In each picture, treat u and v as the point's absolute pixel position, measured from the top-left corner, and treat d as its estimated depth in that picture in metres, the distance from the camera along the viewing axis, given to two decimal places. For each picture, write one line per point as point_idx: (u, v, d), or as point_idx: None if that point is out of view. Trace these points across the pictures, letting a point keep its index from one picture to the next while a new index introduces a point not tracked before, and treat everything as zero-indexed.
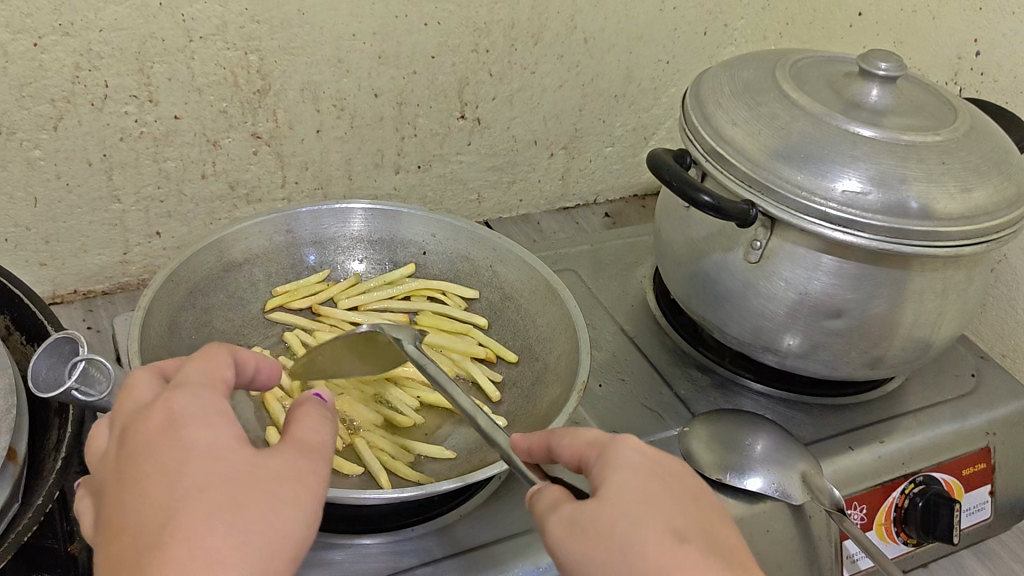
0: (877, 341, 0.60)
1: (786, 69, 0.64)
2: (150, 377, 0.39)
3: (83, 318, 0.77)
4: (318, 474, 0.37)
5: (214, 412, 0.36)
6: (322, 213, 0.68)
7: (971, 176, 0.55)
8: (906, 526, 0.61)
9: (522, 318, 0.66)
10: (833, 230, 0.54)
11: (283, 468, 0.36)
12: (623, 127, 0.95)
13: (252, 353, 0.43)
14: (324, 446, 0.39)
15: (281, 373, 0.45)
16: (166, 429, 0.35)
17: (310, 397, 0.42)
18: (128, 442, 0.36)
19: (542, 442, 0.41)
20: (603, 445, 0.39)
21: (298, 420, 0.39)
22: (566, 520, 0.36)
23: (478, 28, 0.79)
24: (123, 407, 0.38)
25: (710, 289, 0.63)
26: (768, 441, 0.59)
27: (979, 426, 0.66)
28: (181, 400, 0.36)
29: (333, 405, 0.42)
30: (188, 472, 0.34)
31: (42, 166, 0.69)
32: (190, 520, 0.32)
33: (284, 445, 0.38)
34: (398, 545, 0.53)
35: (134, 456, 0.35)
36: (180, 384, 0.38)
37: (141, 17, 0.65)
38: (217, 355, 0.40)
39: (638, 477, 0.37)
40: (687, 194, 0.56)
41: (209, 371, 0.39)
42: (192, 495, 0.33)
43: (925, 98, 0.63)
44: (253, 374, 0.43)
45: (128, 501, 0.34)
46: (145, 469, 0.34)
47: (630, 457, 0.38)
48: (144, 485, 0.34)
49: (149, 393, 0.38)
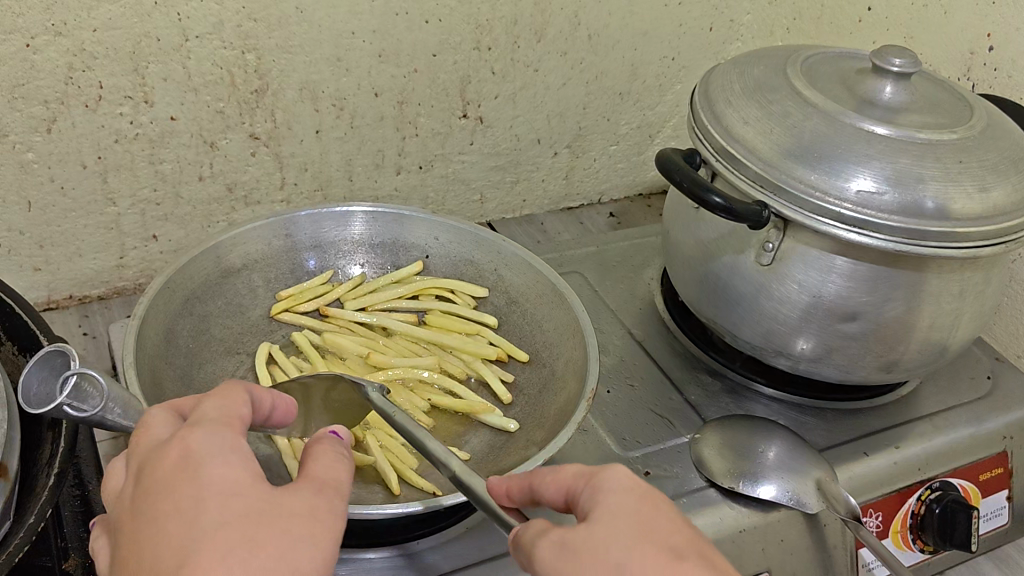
0: (892, 345, 0.58)
1: (797, 66, 0.63)
2: (166, 415, 0.38)
3: (79, 323, 0.75)
4: (336, 512, 0.35)
5: (230, 448, 0.35)
6: (321, 217, 0.67)
7: (990, 175, 0.54)
8: (922, 534, 0.60)
9: (528, 323, 0.65)
10: (848, 231, 0.53)
11: (302, 505, 0.35)
12: (627, 125, 0.93)
13: (269, 388, 0.42)
14: (342, 484, 0.37)
15: (296, 411, 0.44)
16: (183, 466, 0.34)
17: (326, 434, 0.40)
18: (144, 480, 0.34)
19: (524, 481, 0.39)
20: (590, 474, 0.37)
21: (315, 457, 0.38)
22: (555, 544, 0.34)
23: (480, 25, 0.77)
24: (138, 445, 0.36)
25: (721, 291, 0.62)
26: (783, 448, 0.58)
27: (996, 430, 0.64)
28: (198, 435, 0.35)
29: (351, 442, 0.41)
30: (204, 509, 0.32)
31: (36, 170, 0.67)
32: (206, 558, 0.31)
33: (302, 483, 0.36)
34: (403, 560, 0.51)
35: (151, 494, 0.34)
36: (196, 420, 0.36)
37: (135, 16, 0.63)
38: (235, 391, 0.39)
39: (628, 500, 0.35)
40: (698, 195, 0.54)
41: (226, 407, 0.38)
42: (209, 532, 0.32)
43: (941, 95, 0.61)
44: (270, 411, 0.42)
45: (143, 543, 0.32)
46: (161, 509, 0.33)
47: (618, 481, 0.36)
48: (159, 526, 0.33)
49: (166, 429, 0.37)
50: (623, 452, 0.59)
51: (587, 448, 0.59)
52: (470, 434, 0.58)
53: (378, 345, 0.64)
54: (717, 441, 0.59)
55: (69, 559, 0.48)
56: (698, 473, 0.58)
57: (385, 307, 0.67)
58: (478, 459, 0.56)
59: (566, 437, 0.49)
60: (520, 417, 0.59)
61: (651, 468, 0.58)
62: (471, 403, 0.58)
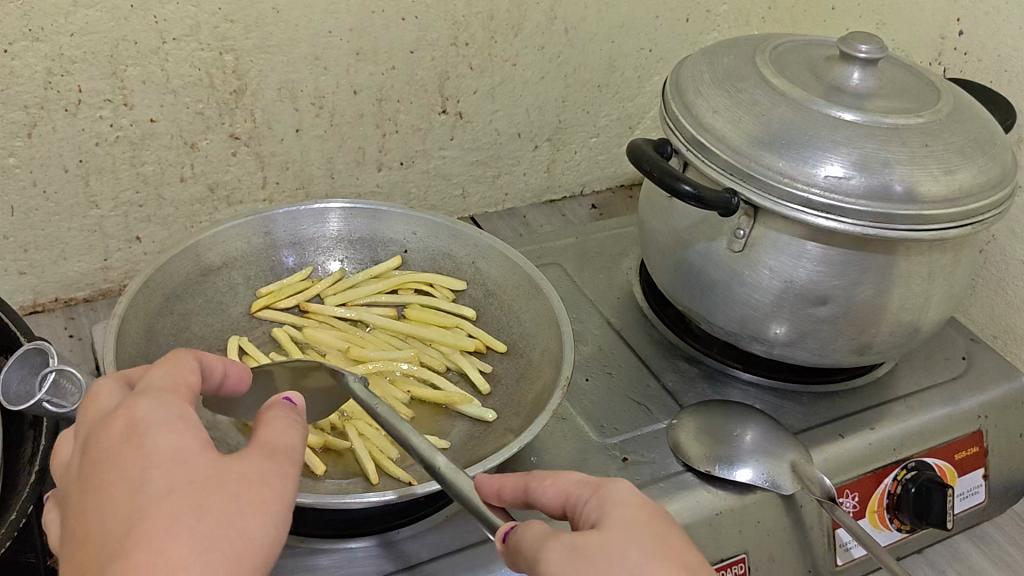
0: (864, 327, 0.59)
1: (765, 55, 0.63)
2: (114, 386, 0.38)
3: (65, 326, 0.76)
4: (286, 477, 0.36)
5: (177, 417, 0.36)
6: (299, 214, 0.68)
7: (955, 158, 0.55)
8: (898, 513, 0.61)
9: (505, 314, 0.65)
10: (817, 216, 0.53)
11: (251, 472, 0.35)
12: (607, 117, 0.94)
13: (220, 358, 0.42)
14: (293, 449, 0.38)
15: (248, 382, 0.45)
16: (128, 437, 0.35)
17: (280, 400, 0.41)
18: (92, 451, 0.35)
19: (519, 485, 0.39)
20: (595, 484, 0.38)
21: (265, 424, 0.38)
22: (566, 547, 0.34)
23: (457, 21, 0.78)
24: (86, 416, 0.37)
25: (695, 278, 0.62)
26: (758, 432, 0.59)
27: (971, 410, 0.65)
28: (143, 405, 0.36)
29: (304, 409, 0.41)
30: (151, 478, 0.33)
31: (17, 174, 0.68)
32: (153, 524, 0.32)
33: (251, 448, 0.37)
34: (385, 549, 0.52)
35: (98, 465, 0.34)
36: (143, 391, 0.37)
37: (113, 20, 0.64)
38: (183, 361, 0.40)
39: (638, 512, 0.36)
40: (669, 185, 0.55)
41: (173, 377, 0.38)
42: (157, 500, 0.32)
43: (906, 79, 0.62)
44: (222, 380, 0.42)
45: (92, 513, 0.33)
46: (109, 479, 0.34)
47: (626, 493, 0.37)
48: (108, 495, 0.33)
49: (114, 401, 0.37)
50: (602, 440, 0.60)
51: (566, 435, 0.60)
52: (448, 425, 0.59)
53: (358, 340, 0.64)
54: (693, 427, 0.60)
55: (53, 555, 0.49)
56: (675, 458, 0.59)
57: (365, 303, 0.68)
58: (458, 448, 0.56)
59: (541, 426, 0.50)
60: (499, 406, 0.60)
61: (630, 454, 0.59)
62: (449, 394, 0.59)
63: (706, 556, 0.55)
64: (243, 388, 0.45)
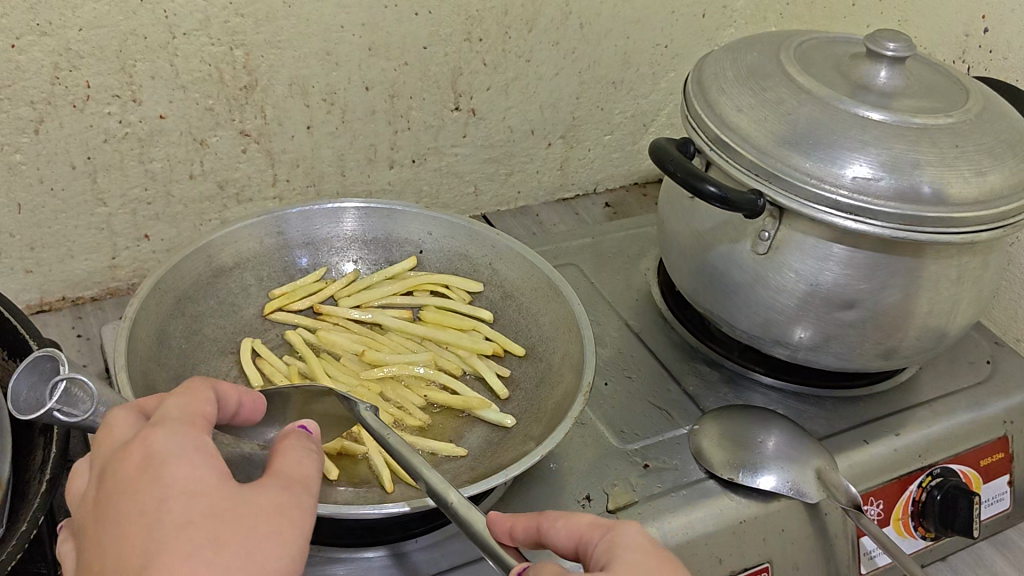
0: (891, 331, 0.58)
1: (790, 52, 0.62)
2: (129, 415, 0.37)
3: (72, 325, 0.74)
4: (304, 507, 0.35)
5: (194, 446, 0.35)
6: (313, 214, 0.66)
7: (986, 159, 0.53)
8: (923, 521, 0.60)
9: (522, 317, 0.64)
10: (845, 219, 0.52)
11: (269, 503, 0.34)
12: (621, 114, 0.92)
13: (234, 387, 0.41)
14: (310, 479, 0.37)
15: (263, 411, 0.43)
16: (144, 467, 0.33)
17: (294, 429, 0.40)
18: (107, 482, 0.34)
19: (530, 523, 0.37)
20: (606, 527, 0.37)
21: (281, 454, 0.37)
22: None
23: (471, 16, 0.77)
24: (100, 446, 0.36)
25: (717, 280, 0.61)
26: (782, 438, 0.58)
27: (997, 415, 0.64)
28: (159, 435, 0.35)
29: (320, 438, 0.41)
30: (168, 509, 0.32)
31: (24, 171, 0.67)
32: (171, 559, 0.30)
33: (269, 479, 0.36)
34: (402, 558, 0.51)
35: (113, 496, 0.33)
36: (158, 420, 0.36)
37: (121, 14, 0.63)
38: (199, 390, 0.39)
39: (650, 559, 0.35)
40: (693, 186, 0.54)
41: (189, 407, 0.37)
42: (174, 532, 0.31)
43: (934, 78, 0.61)
44: (236, 410, 0.41)
45: (107, 546, 0.32)
46: (125, 510, 0.32)
47: (638, 537, 0.36)
48: (123, 527, 0.32)
49: (129, 430, 0.36)
50: (623, 446, 0.59)
51: (585, 441, 0.59)
52: (466, 430, 0.57)
53: (374, 343, 0.63)
54: (716, 432, 0.59)
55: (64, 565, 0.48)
56: (697, 465, 0.57)
57: (380, 305, 0.67)
58: (476, 455, 0.55)
59: (563, 434, 0.49)
60: (517, 411, 0.58)
61: (650, 461, 0.58)
62: (467, 399, 0.57)
63: (729, 564, 0.54)
64: (259, 418, 0.44)
